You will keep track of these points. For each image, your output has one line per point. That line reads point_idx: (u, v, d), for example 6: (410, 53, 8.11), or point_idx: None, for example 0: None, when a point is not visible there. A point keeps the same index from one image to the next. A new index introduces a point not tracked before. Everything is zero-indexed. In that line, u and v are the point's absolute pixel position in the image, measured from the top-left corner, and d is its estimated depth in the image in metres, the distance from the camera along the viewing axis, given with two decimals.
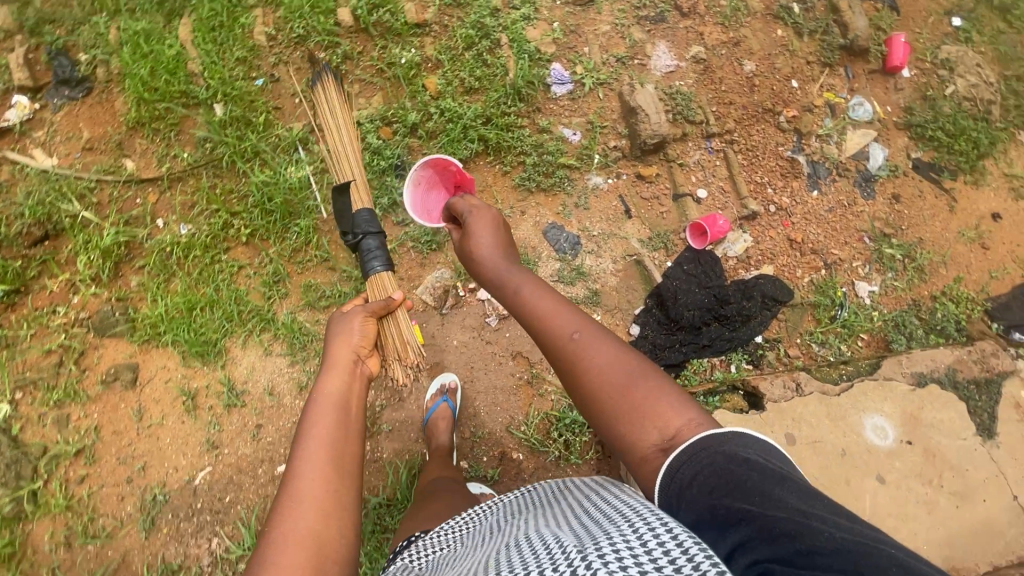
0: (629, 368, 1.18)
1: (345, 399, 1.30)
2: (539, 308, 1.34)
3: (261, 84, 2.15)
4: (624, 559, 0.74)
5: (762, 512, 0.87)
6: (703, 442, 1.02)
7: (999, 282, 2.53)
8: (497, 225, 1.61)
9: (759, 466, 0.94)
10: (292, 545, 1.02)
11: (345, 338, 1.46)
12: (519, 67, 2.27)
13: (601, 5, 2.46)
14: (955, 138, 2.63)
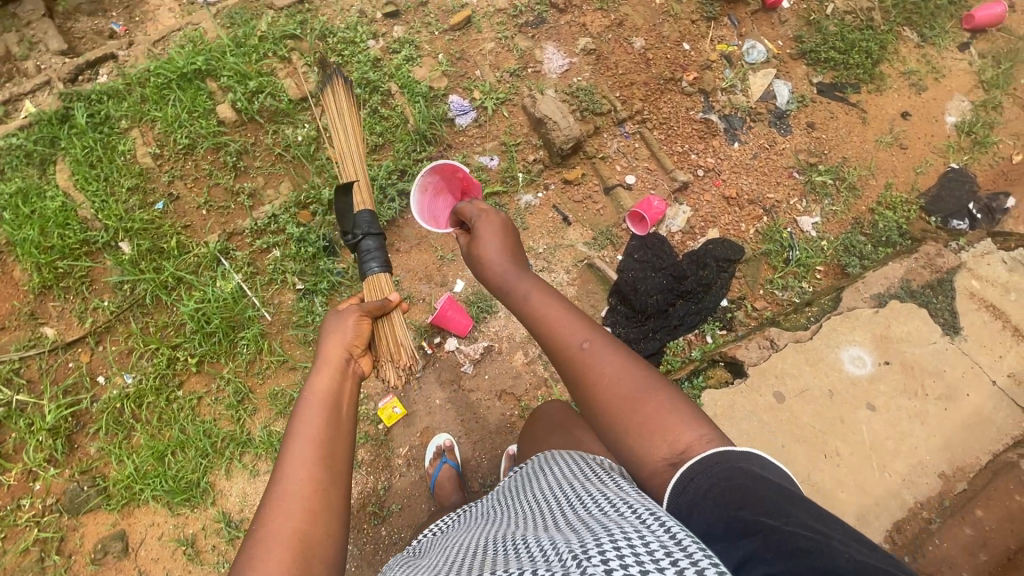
0: (642, 381, 1.11)
1: (337, 388, 1.16)
2: (551, 310, 1.25)
3: (162, 207, 2.06)
4: (625, 564, 0.66)
5: (779, 525, 0.78)
6: (718, 457, 0.96)
7: (925, 176, 2.63)
8: (505, 226, 1.47)
9: (778, 488, 0.87)
10: (275, 548, 0.92)
11: (336, 334, 1.26)
12: (417, 112, 2.23)
13: (479, 25, 2.43)
14: (848, 52, 2.70)
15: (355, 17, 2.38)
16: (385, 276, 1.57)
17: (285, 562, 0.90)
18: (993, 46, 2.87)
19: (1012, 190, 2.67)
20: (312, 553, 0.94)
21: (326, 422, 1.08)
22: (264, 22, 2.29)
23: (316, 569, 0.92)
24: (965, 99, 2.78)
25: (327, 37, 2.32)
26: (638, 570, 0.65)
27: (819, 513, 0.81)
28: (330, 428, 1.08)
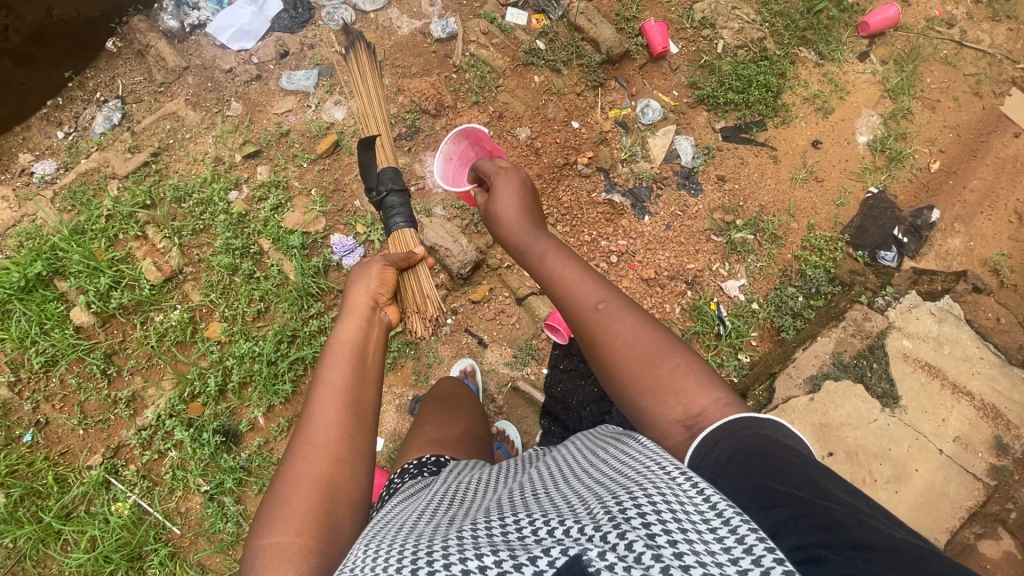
0: (659, 343, 1.12)
1: (360, 340, 1.23)
2: (566, 270, 1.28)
3: (30, 439, 1.87)
4: (664, 527, 0.68)
5: (812, 497, 0.80)
6: (741, 425, 0.96)
7: (846, 207, 2.52)
8: (523, 187, 1.49)
9: (802, 456, 0.89)
10: (302, 491, 1.02)
11: (362, 283, 1.33)
12: (296, 268, 2.04)
13: (350, 146, 2.25)
14: (747, 89, 2.54)
15: (213, 166, 2.18)
16: (408, 228, 1.62)
17: (308, 503, 1.00)
18: (893, 49, 2.76)
19: (934, 202, 2.59)
20: (333, 496, 1.03)
21: (349, 377, 1.15)
22: (108, 198, 2.07)
23: (340, 506, 1.03)
24: (873, 113, 2.67)
25: (185, 197, 2.11)
26: (681, 539, 0.66)
27: (843, 485, 0.84)
28: (353, 381, 1.15)
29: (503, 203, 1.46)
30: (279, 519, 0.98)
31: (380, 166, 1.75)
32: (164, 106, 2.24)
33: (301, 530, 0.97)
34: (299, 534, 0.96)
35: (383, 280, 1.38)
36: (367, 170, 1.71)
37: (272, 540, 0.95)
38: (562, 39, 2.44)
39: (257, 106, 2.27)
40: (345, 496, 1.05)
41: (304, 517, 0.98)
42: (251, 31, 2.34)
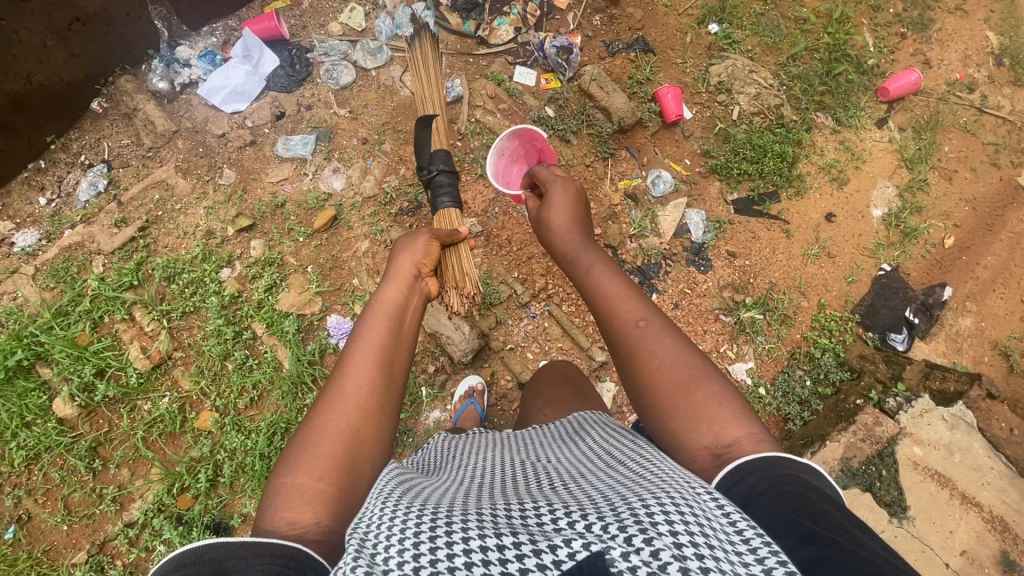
0: (696, 367, 1.12)
1: (398, 304, 1.27)
2: (612, 284, 1.32)
3: (11, 536, 1.80)
4: (693, 539, 0.63)
5: (850, 542, 0.74)
6: (781, 461, 0.92)
7: (858, 284, 2.45)
8: (577, 203, 1.56)
9: (841, 509, 0.84)
10: (328, 438, 1.04)
11: (409, 251, 1.41)
12: (290, 355, 1.96)
13: (349, 220, 2.15)
14: (761, 159, 2.45)
15: (203, 241, 2.07)
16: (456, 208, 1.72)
17: (333, 450, 1.02)
18: (912, 115, 2.67)
19: (947, 279, 2.53)
20: (358, 450, 1.05)
21: (385, 339, 1.18)
22: (95, 276, 1.98)
23: (361, 461, 1.04)
24: (889, 184, 2.59)
25: (175, 275, 2.02)
26: (709, 556, 0.61)
27: (885, 542, 0.77)
28: (389, 339, 1.19)
29: (555, 211, 1.52)
30: (303, 461, 1.01)
31: (433, 149, 1.87)
32: (152, 173, 2.13)
33: (322, 476, 0.99)
34: (321, 479, 0.99)
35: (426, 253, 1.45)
36: (423, 149, 1.82)
37: (297, 480, 0.98)
38: (572, 105, 2.35)
39: (251, 174, 2.16)
40: (368, 453, 1.05)
41: (327, 463, 1.01)
42: (245, 91, 2.21)
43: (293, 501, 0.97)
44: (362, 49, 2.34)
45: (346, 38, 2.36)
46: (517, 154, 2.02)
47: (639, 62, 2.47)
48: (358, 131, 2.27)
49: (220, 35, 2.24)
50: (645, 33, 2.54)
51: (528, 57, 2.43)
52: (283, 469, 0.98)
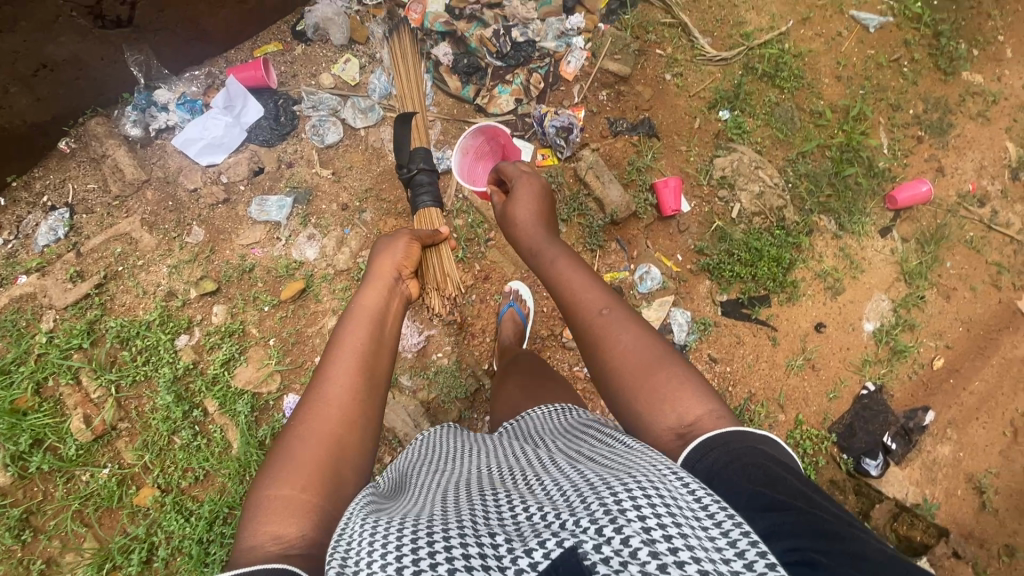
0: (657, 353, 1.14)
1: (380, 311, 1.32)
2: (573, 276, 1.33)
3: None
4: (660, 522, 0.65)
5: (808, 507, 0.78)
6: (737, 436, 0.95)
7: (839, 401, 2.39)
8: (541, 195, 1.60)
9: (794, 472, 0.88)
10: (311, 446, 1.07)
11: (388, 254, 1.48)
12: (241, 435, 1.89)
13: (318, 292, 2.06)
14: (757, 262, 2.36)
15: (162, 303, 1.98)
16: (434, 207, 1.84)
17: (315, 460, 1.05)
18: (918, 226, 2.57)
19: (930, 402, 2.46)
20: (339, 460, 1.07)
21: (365, 343, 1.23)
22: (43, 335, 1.89)
23: (344, 464, 1.07)
24: (884, 297, 2.51)
25: (128, 340, 1.92)
26: (672, 533, 0.65)
27: (838, 505, 0.83)
28: (371, 343, 1.24)
29: (519, 208, 1.54)
30: (285, 472, 1.02)
31: (413, 148, 1.93)
32: (116, 224, 2.02)
33: (306, 486, 1.01)
34: (304, 490, 1.00)
35: (406, 256, 1.52)
36: (402, 147, 1.91)
37: (278, 493, 0.99)
38: (565, 189, 2.26)
39: (221, 235, 2.06)
40: (351, 457, 1.09)
41: (310, 474, 1.02)
42: (224, 143, 2.09)
43: (275, 514, 0.97)
44: (353, 106, 2.21)
45: (337, 91, 2.23)
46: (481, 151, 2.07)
47: (642, 147, 2.37)
48: (339, 195, 2.17)
49: (202, 82, 2.11)
50: (652, 115, 2.42)
51: (525, 130, 2.33)
52: (266, 481, 0.99)
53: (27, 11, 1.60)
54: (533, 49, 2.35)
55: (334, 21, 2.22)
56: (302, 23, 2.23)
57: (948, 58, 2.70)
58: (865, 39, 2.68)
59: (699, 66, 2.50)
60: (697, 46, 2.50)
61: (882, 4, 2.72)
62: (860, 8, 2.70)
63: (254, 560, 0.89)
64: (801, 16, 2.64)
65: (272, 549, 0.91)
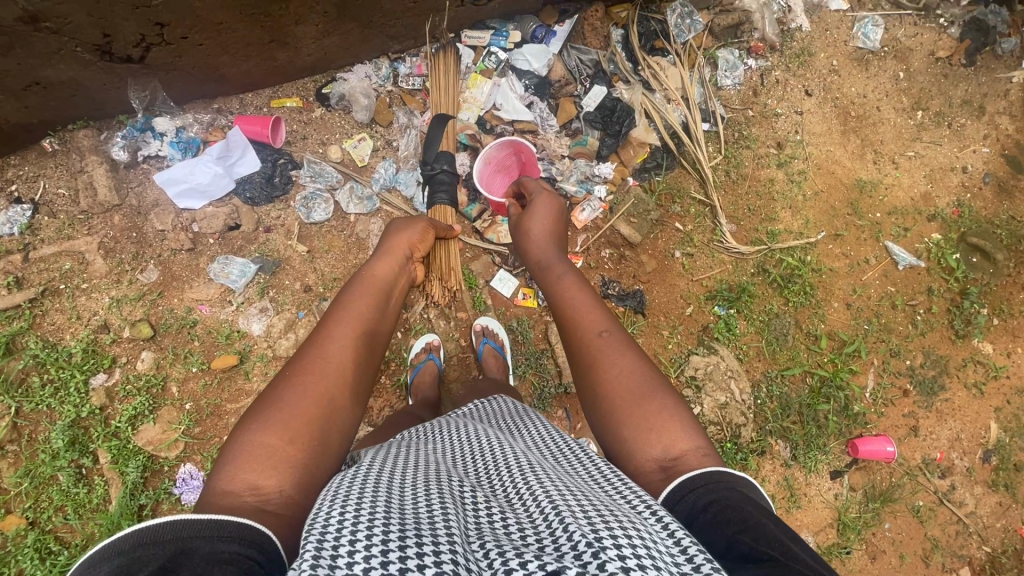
0: (648, 382, 1.11)
1: (384, 291, 1.35)
2: (575, 296, 1.33)
3: None
4: (640, 561, 0.57)
5: (784, 557, 0.69)
6: (716, 478, 0.89)
7: None
8: (557, 217, 1.64)
9: (775, 520, 0.79)
10: (302, 402, 1.03)
11: (398, 244, 1.51)
12: (120, 496, 1.84)
13: (249, 370, 1.99)
14: None
15: (90, 334, 1.92)
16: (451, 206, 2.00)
17: (306, 416, 1.01)
18: (868, 478, 2.50)
19: None
20: (329, 419, 1.04)
21: (365, 313, 1.24)
22: None
23: (333, 427, 1.04)
24: (811, 539, 2.43)
25: (44, 364, 1.87)
26: (650, 565, 0.57)
27: (818, 556, 0.72)
28: (372, 319, 1.25)
29: (536, 219, 1.61)
30: (274, 422, 0.98)
31: (442, 150, 2.07)
32: (72, 239, 1.95)
33: (292, 440, 0.97)
34: (291, 443, 0.96)
35: (420, 238, 1.60)
36: (431, 147, 2.06)
37: (264, 440, 0.95)
38: (529, 343, 2.17)
39: (175, 281, 1.99)
40: (338, 421, 1.06)
41: (299, 427, 0.99)
42: (206, 191, 2.01)
43: (255, 463, 0.92)
44: (351, 191, 2.11)
45: (341, 168, 2.13)
46: (504, 163, 2.12)
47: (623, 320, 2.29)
48: (306, 274, 2.07)
49: (206, 124, 2.04)
50: (646, 289, 2.34)
51: (516, 268, 2.20)
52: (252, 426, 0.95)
53: (25, 42, 1.53)
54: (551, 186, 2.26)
55: (360, 99, 2.14)
56: (330, 87, 2.14)
57: (965, 320, 2.58)
58: (889, 273, 2.57)
59: (713, 252, 2.40)
60: (718, 232, 2.39)
61: (919, 243, 2.60)
62: (896, 240, 2.59)
63: (229, 506, 0.84)
64: (834, 231, 2.53)
65: (247, 501, 0.86)
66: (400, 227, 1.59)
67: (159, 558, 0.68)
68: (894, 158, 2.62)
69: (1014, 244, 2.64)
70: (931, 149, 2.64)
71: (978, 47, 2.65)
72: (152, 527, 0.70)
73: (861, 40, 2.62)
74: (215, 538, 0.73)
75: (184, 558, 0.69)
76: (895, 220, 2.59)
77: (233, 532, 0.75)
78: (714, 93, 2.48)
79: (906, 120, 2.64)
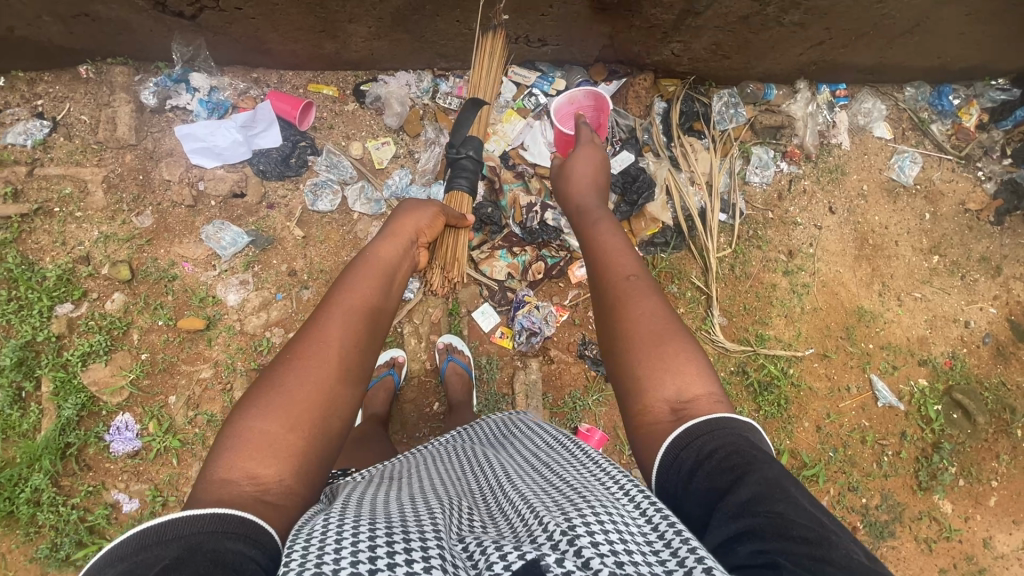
0: (670, 325, 1.07)
1: (391, 269, 1.27)
2: (609, 239, 1.30)
3: None
4: (614, 550, 0.61)
5: (782, 503, 0.71)
6: (725, 423, 0.89)
7: None
8: (599, 166, 1.63)
9: (777, 463, 0.81)
10: (303, 382, 0.97)
11: (410, 219, 1.44)
12: (52, 427, 1.83)
13: (212, 338, 1.98)
14: None
15: (69, 263, 1.93)
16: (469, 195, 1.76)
17: (308, 400, 0.95)
18: None
19: None
20: (334, 402, 0.99)
21: (372, 296, 1.16)
22: None
23: (336, 412, 0.99)
24: None
25: (15, 281, 1.88)
26: (624, 555, 0.61)
27: (815, 500, 0.75)
28: (378, 296, 1.18)
29: (579, 169, 1.60)
30: (272, 408, 0.92)
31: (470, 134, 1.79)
32: (80, 167, 1.96)
33: (293, 426, 0.92)
34: (292, 430, 0.91)
35: (429, 224, 1.48)
36: (460, 128, 1.77)
37: (261, 427, 0.90)
38: (491, 384, 2.15)
39: (166, 232, 2.00)
40: (343, 400, 1.01)
41: (300, 413, 0.93)
42: (221, 154, 2.03)
43: (253, 451, 0.88)
44: (360, 190, 2.12)
45: (358, 166, 2.14)
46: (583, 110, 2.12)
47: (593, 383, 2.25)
48: (295, 258, 2.06)
49: (240, 90, 2.07)
50: None
51: (501, 305, 2.19)
52: (251, 411, 0.90)
53: None
54: (555, 236, 2.21)
55: (394, 106, 2.16)
56: (369, 85, 2.16)
57: (931, 473, 2.53)
58: (867, 406, 2.53)
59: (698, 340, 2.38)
60: (708, 322, 2.38)
61: (904, 385, 2.57)
62: (882, 376, 2.56)
63: (229, 497, 0.80)
64: (823, 350, 2.51)
65: (246, 491, 0.82)
66: (409, 209, 1.47)
67: (166, 558, 0.66)
68: (899, 295, 2.60)
69: (998, 410, 2.60)
70: (938, 296, 2.63)
71: (1009, 209, 2.63)
72: (155, 531, 0.68)
73: (896, 172, 2.62)
74: (219, 535, 0.71)
75: (188, 555, 0.67)
76: (886, 355, 2.57)
77: (236, 528, 0.73)
78: (739, 186, 2.49)
79: (921, 262, 2.63)
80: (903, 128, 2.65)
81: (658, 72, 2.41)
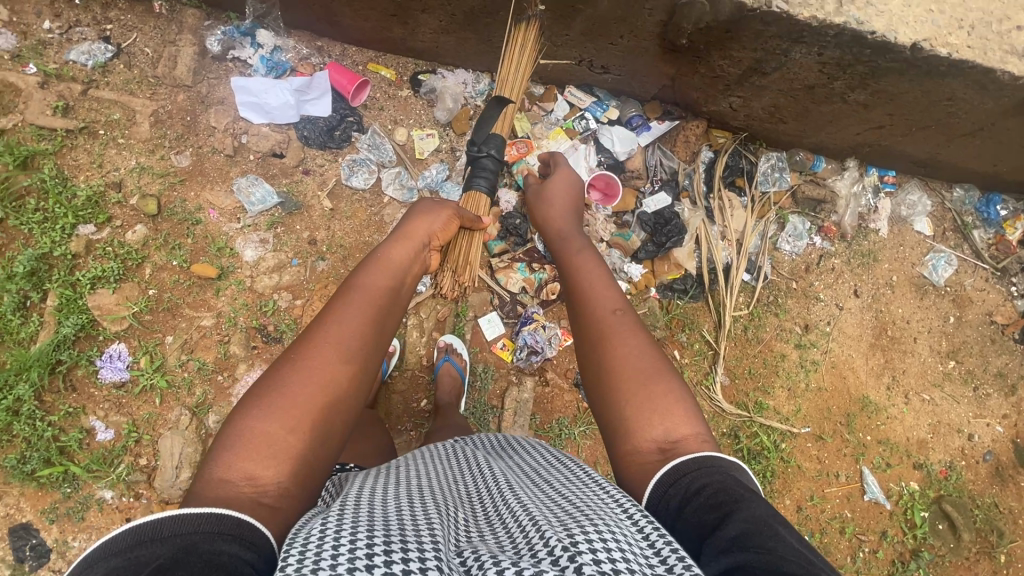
0: (655, 363, 1.05)
1: (400, 271, 1.27)
2: (591, 267, 1.30)
3: None
4: (614, 563, 0.60)
5: (768, 538, 0.69)
6: (712, 463, 0.87)
7: None
8: (573, 190, 1.67)
9: (766, 502, 0.79)
10: (305, 382, 0.97)
11: (422, 222, 1.43)
12: (47, 341, 1.84)
13: (221, 288, 1.98)
14: None
15: (101, 186, 1.95)
16: (486, 196, 1.77)
17: (310, 403, 0.95)
18: None
19: None
20: (336, 405, 0.99)
21: (380, 298, 1.16)
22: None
23: (338, 414, 0.99)
24: None
25: (46, 193, 1.91)
26: (624, 567, 0.60)
27: (803, 540, 0.71)
28: (385, 298, 1.18)
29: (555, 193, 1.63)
30: (276, 408, 0.93)
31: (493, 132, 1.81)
32: (132, 97, 1.99)
33: (294, 428, 0.92)
34: (293, 432, 0.92)
35: (442, 227, 1.48)
36: (481, 127, 1.79)
37: (262, 428, 0.90)
38: (482, 393, 2.13)
39: (200, 176, 2.01)
40: (346, 402, 1.01)
41: (302, 415, 0.94)
42: (270, 113, 2.05)
43: (253, 451, 0.88)
44: (396, 175, 2.13)
45: (399, 151, 2.15)
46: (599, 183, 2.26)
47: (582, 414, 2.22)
48: (318, 228, 2.07)
49: (302, 55, 2.10)
50: None
51: (509, 316, 2.18)
52: (255, 412, 0.90)
53: None
54: None
55: (446, 100, 2.17)
56: (426, 76, 2.18)
57: None
58: (853, 498, 2.47)
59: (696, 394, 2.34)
60: (709, 378, 2.35)
61: (894, 484, 2.51)
62: (873, 470, 2.50)
63: (228, 497, 0.80)
64: (819, 432, 2.46)
65: (244, 493, 0.82)
66: (421, 211, 1.46)
67: (161, 557, 0.65)
68: (907, 392, 2.55)
69: (985, 531, 2.52)
70: (946, 402, 2.57)
71: None
72: (151, 528, 0.67)
73: (929, 269, 2.57)
74: (214, 535, 0.71)
75: (184, 555, 0.66)
76: (882, 451, 2.51)
77: (230, 528, 0.73)
78: (769, 250, 2.46)
79: (936, 364, 2.57)
80: (944, 228, 2.61)
81: (712, 122, 2.40)
